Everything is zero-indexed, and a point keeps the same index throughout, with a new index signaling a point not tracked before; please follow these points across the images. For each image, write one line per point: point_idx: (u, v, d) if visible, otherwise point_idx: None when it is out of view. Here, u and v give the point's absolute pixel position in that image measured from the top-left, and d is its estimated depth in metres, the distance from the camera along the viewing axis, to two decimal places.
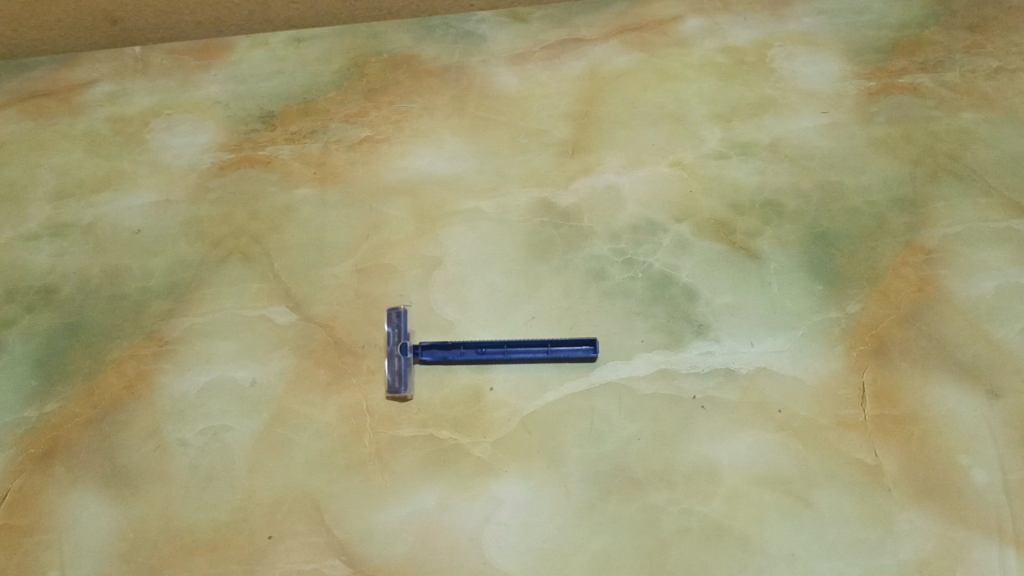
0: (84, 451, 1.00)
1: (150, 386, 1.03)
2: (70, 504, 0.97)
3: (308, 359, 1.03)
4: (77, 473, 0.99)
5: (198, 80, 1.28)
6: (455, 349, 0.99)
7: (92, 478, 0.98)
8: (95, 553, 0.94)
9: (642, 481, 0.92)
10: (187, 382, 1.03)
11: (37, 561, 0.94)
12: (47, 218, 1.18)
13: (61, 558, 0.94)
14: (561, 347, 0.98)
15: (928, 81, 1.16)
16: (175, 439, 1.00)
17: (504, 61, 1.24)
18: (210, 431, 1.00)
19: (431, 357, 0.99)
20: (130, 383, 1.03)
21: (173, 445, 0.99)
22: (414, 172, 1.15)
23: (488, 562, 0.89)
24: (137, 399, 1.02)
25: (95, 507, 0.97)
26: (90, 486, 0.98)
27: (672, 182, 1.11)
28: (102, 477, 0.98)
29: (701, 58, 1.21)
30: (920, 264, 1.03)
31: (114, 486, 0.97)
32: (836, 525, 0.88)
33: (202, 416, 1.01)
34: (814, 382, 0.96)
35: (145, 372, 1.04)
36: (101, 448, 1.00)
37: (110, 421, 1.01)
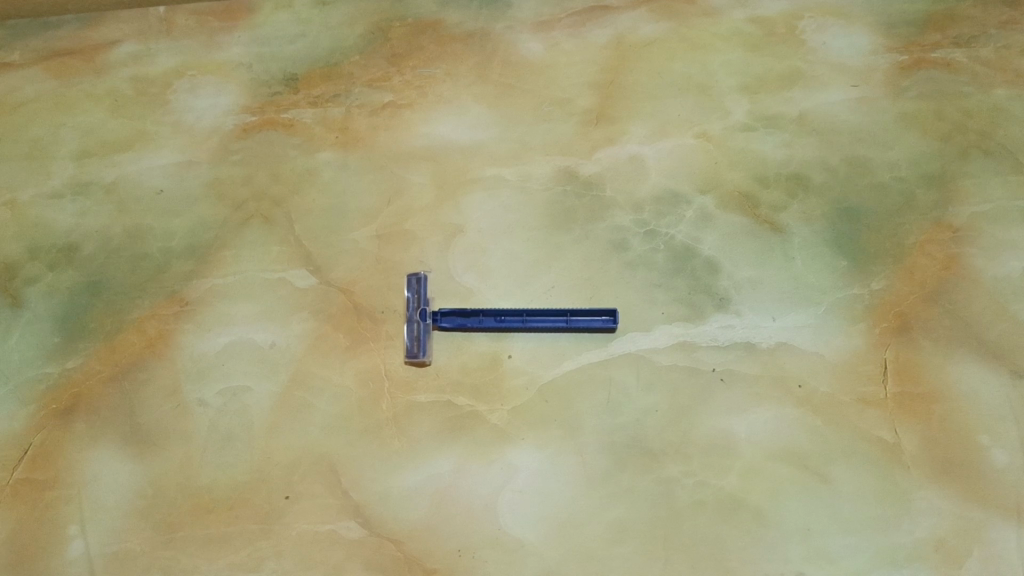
0: (105, 409, 1.00)
1: (171, 346, 1.04)
2: (90, 460, 0.98)
3: (327, 323, 1.03)
4: (98, 429, 0.99)
5: (221, 41, 1.27)
6: (474, 317, 0.98)
7: (113, 436, 0.99)
8: (115, 508, 0.95)
9: (658, 453, 0.92)
10: (207, 344, 1.03)
11: (57, 515, 0.95)
12: (71, 177, 1.19)
13: (81, 512, 0.95)
14: (580, 317, 0.97)
15: (962, 57, 1.13)
16: (195, 400, 1.00)
17: (529, 28, 1.22)
18: (229, 392, 1.00)
19: (449, 325, 0.98)
20: (151, 342, 1.04)
21: (192, 406, 1.00)
22: (436, 138, 1.15)
23: (503, 529, 0.90)
24: (158, 359, 1.03)
25: (115, 464, 0.98)
26: (110, 443, 0.99)
27: (696, 153, 1.10)
28: (123, 434, 0.99)
29: (730, 28, 1.19)
30: (946, 242, 1.01)
31: (134, 444, 0.98)
32: (853, 502, 0.88)
33: (222, 377, 1.01)
34: (835, 359, 0.95)
35: (166, 332, 1.05)
36: (122, 407, 1.00)
37: (132, 380, 1.02)
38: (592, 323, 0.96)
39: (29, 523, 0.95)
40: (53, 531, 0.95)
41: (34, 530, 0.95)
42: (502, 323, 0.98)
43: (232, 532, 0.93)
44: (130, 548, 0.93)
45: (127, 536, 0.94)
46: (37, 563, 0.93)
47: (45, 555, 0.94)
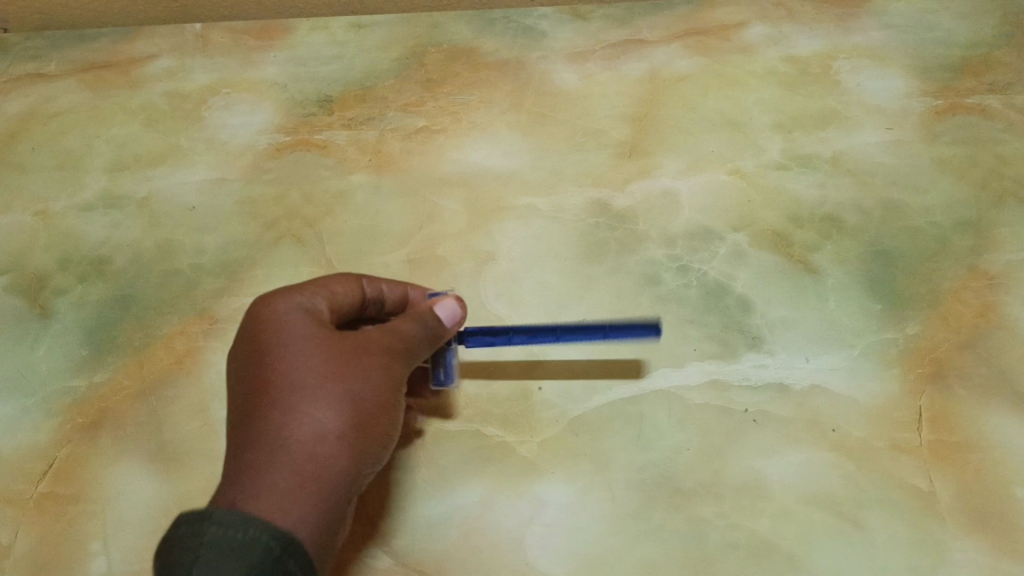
0: (305, 300, 0.89)
1: (347, 296, 0.93)
2: (391, 335, 0.88)
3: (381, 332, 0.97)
4: (298, 301, 0.89)
5: (257, 61, 1.33)
6: (502, 336, 0.96)
7: (393, 342, 0.88)
8: (285, 323, 0.87)
9: (689, 493, 0.89)
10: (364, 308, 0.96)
11: (364, 361, 0.85)
12: (103, 190, 1.20)
13: (357, 349, 0.86)
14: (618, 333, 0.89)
15: (996, 103, 1.19)
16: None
17: (564, 59, 1.30)
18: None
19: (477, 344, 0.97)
20: (454, 319, 0.91)
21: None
22: (471, 165, 1.18)
23: (531, 564, 0.86)
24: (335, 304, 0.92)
25: (284, 324, 0.86)
26: (387, 345, 0.87)
27: (729, 189, 1.12)
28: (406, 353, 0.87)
29: (764, 65, 1.26)
30: (982, 289, 1.02)
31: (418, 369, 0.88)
32: (887, 550, 0.84)
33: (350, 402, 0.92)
34: (870, 403, 0.93)
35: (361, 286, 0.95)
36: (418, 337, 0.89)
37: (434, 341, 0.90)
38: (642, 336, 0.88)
39: (332, 356, 0.84)
40: (356, 363, 0.85)
41: (318, 342, 0.85)
42: (534, 340, 0.96)
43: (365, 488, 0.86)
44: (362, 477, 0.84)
45: (367, 457, 0.84)
46: (342, 393, 0.83)
47: (350, 404, 0.83)
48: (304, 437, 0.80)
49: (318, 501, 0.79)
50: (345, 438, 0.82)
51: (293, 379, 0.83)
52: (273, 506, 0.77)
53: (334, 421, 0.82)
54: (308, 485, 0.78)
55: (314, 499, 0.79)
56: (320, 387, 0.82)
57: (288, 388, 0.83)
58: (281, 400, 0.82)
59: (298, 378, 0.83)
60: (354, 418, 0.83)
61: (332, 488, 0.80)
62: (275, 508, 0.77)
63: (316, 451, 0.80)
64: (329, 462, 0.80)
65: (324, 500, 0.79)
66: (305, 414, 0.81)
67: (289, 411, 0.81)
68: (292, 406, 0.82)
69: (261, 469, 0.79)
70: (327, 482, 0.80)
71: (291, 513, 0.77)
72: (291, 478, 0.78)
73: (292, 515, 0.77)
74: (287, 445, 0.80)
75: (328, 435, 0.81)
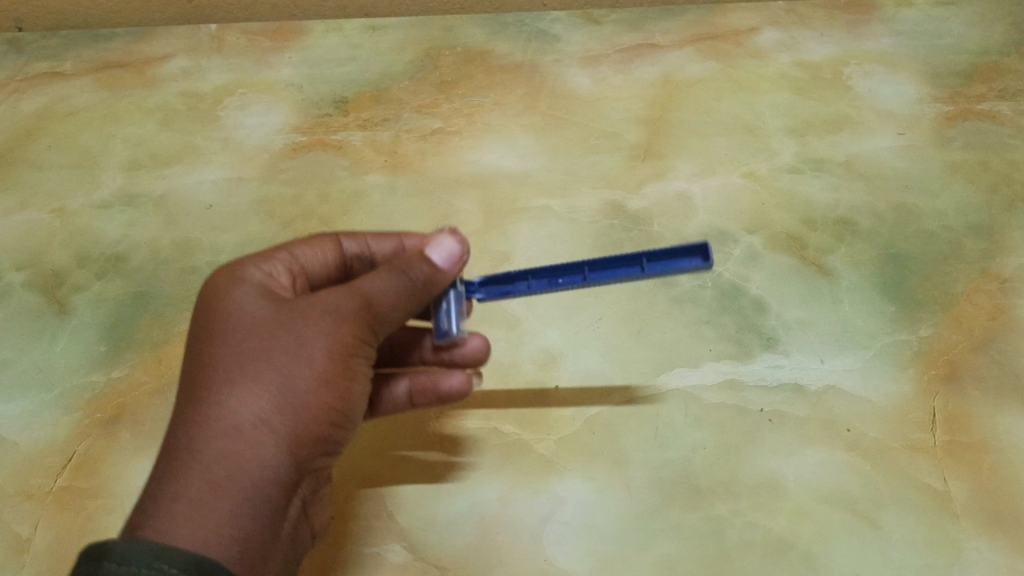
0: (259, 265, 0.79)
1: (318, 258, 0.85)
2: (359, 292, 0.74)
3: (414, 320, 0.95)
4: (245, 267, 0.78)
5: (272, 62, 1.34)
6: (519, 283, 0.82)
7: (350, 300, 0.74)
8: (222, 288, 0.76)
9: (706, 491, 0.89)
10: (348, 267, 0.88)
11: (302, 330, 0.72)
12: (120, 188, 1.21)
13: (297, 313, 0.73)
14: (658, 263, 0.76)
15: (1006, 109, 1.20)
16: (387, 411, 0.90)
17: (577, 63, 1.31)
18: (411, 383, 0.88)
19: (488, 295, 0.85)
20: (451, 258, 0.77)
21: (383, 393, 0.88)
22: (486, 166, 1.19)
23: (550, 561, 0.86)
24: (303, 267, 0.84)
25: (220, 288, 0.76)
26: (334, 305, 0.73)
27: (743, 192, 1.13)
28: (374, 312, 0.74)
29: (776, 70, 1.27)
30: (994, 292, 1.02)
31: (391, 326, 0.77)
32: (903, 549, 0.85)
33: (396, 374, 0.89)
34: (884, 404, 0.94)
35: (338, 245, 0.87)
36: (390, 290, 0.75)
37: (421, 295, 0.77)
38: (678, 263, 0.75)
39: (269, 324, 0.72)
40: (290, 335, 0.72)
41: (253, 308, 0.74)
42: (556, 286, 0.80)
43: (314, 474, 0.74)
44: (299, 471, 0.71)
45: (303, 448, 0.70)
46: (266, 375, 0.70)
47: (274, 389, 0.69)
48: (222, 432, 0.68)
49: (235, 505, 0.66)
50: (278, 425, 0.69)
51: (217, 357, 0.71)
52: (177, 528, 0.64)
53: (252, 411, 0.68)
54: (230, 491, 0.66)
55: (235, 507, 0.66)
56: (247, 364, 0.70)
57: (208, 371, 0.70)
58: (198, 387, 0.70)
59: (220, 357, 0.71)
60: (283, 403, 0.69)
61: (258, 487, 0.68)
62: (179, 530, 0.64)
63: (234, 450, 0.67)
64: (255, 458, 0.68)
65: (251, 506, 0.67)
66: (222, 405, 0.69)
67: (207, 400, 0.69)
68: (208, 393, 0.69)
69: (171, 477, 0.66)
70: (250, 485, 0.67)
71: (201, 530, 0.64)
72: (205, 486, 0.66)
73: (202, 530, 0.64)
74: (199, 447, 0.67)
75: (255, 425, 0.68)
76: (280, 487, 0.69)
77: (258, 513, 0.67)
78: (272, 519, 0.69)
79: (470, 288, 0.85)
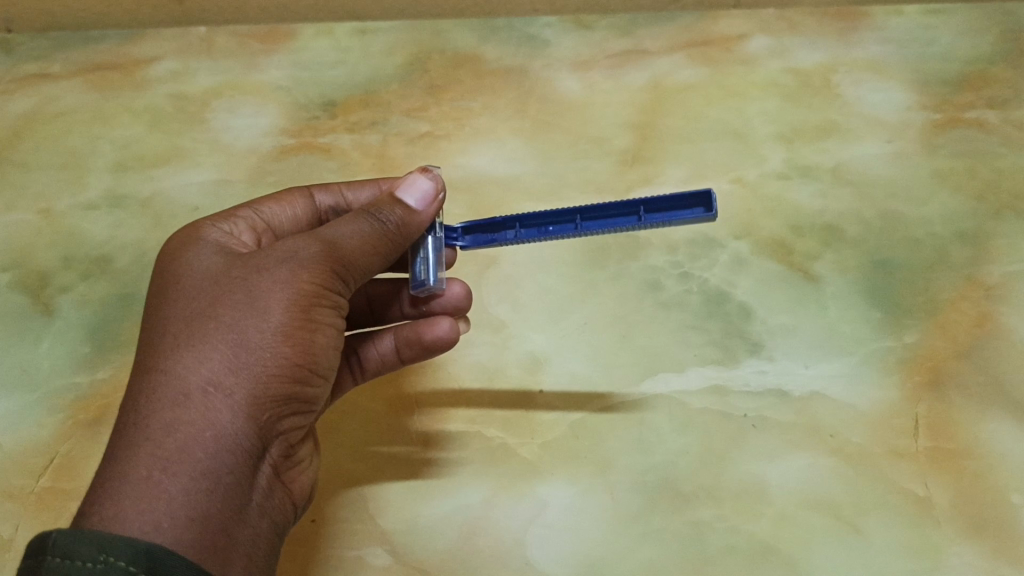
0: (220, 223, 0.84)
1: (287, 213, 0.91)
2: (315, 239, 0.76)
3: (399, 286, 0.98)
4: (205, 229, 0.82)
5: (262, 64, 1.33)
6: (507, 232, 0.84)
7: (306, 248, 0.75)
8: (180, 254, 0.79)
9: (689, 496, 0.89)
10: (323, 220, 0.93)
11: (256, 284, 0.73)
12: (108, 189, 1.21)
13: (252, 268, 0.74)
14: (654, 213, 0.75)
15: (994, 118, 1.20)
16: (375, 367, 0.92)
17: (567, 67, 1.31)
18: (397, 337, 0.90)
19: (472, 242, 0.88)
20: (425, 199, 0.81)
21: (370, 348, 0.91)
22: (474, 170, 1.19)
23: (532, 564, 0.86)
24: (269, 222, 0.89)
25: (177, 258, 0.78)
26: (290, 255, 0.75)
27: (730, 198, 1.13)
28: (330, 259, 0.75)
29: (766, 77, 1.27)
30: (979, 299, 1.02)
31: (354, 274, 0.78)
32: (884, 554, 0.85)
33: (382, 330, 0.91)
34: (869, 410, 0.94)
35: (310, 198, 0.93)
36: (352, 233, 0.77)
37: (391, 236, 0.79)
38: (676, 213, 0.73)
39: (224, 285, 0.73)
40: (244, 292, 0.72)
41: (208, 271, 0.75)
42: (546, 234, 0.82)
43: (279, 438, 0.73)
44: (258, 434, 0.69)
45: (262, 409, 0.70)
46: (217, 337, 0.70)
47: (226, 348, 0.69)
48: (173, 398, 0.67)
49: (189, 475, 0.65)
50: (230, 387, 0.68)
51: (171, 325, 0.71)
52: (125, 510, 0.62)
53: (203, 374, 0.68)
54: (182, 463, 0.65)
55: (188, 477, 0.65)
56: (200, 327, 0.71)
57: (162, 339, 0.71)
58: (151, 356, 0.70)
59: (173, 325, 0.71)
60: (237, 362, 0.69)
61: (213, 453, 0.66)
62: (127, 511, 0.62)
63: (185, 416, 0.66)
64: (207, 422, 0.67)
65: (207, 476, 0.65)
66: (173, 370, 0.68)
67: (160, 368, 0.69)
68: (159, 365, 0.69)
69: (122, 452, 0.65)
70: (205, 452, 0.66)
71: (152, 510, 0.62)
72: (155, 459, 0.65)
73: (152, 511, 0.62)
74: (150, 418, 0.66)
75: (207, 387, 0.68)
76: (237, 452, 0.68)
77: (215, 484, 0.66)
78: (232, 487, 0.67)
79: (452, 236, 0.89)
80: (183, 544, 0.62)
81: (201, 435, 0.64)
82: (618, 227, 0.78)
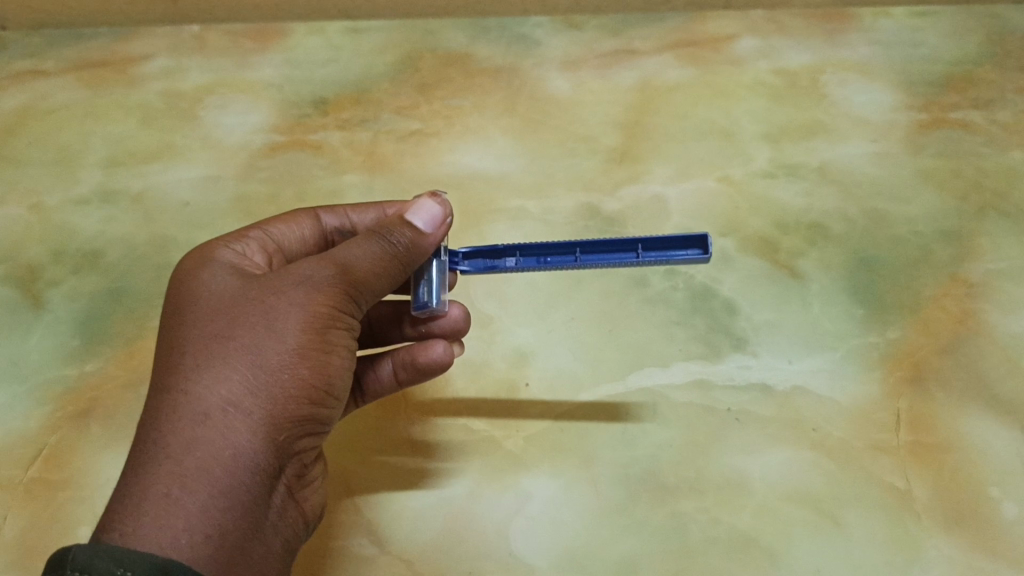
0: (233, 243, 0.82)
1: (295, 234, 0.89)
2: (332, 259, 0.75)
3: (399, 307, 0.97)
4: (218, 248, 0.80)
5: (254, 62, 1.34)
6: (507, 259, 0.84)
7: (322, 269, 0.74)
8: (193, 274, 0.77)
9: (672, 488, 0.90)
10: (330, 241, 0.92)
11: (273, 305, 0.71)
12: (98, 185, 1.22)
13: (268, 289, 0.73)
14: (656, 250, 0.78)
15: (979, 119, 1.22)
16: (375, 391, 0.91)
17: (557, 67, 1.32)
18: (395, 361, 0.88)
19: (471, 268, 0.86)
20: (433, 222, 0.78)
21: (370, 373, 0.89)
22: (463, 168, 1.20)
23: (515, 555, 0.87)
24: (279, 242, 0.88)
25: (190, 276, 0.76)
26: (305, 277, 0.73)
27: (716, 196, 1.14)
28: (346, 280, 0.74)
29: (754, 77, 1.28)
30: (962, 296, 1.04)
31: (369, 295, 0.76)
32: (863, 546, 0.86)
33: (381, 355, 0.89)
34: (851, 405, 0.95)
35: (317, 220, 0.91)
36: (367, 254, 0.76)
37: (404, 259, 0.78)
38: (674, 254, 0.77)
39: (240, 303, 0.72)
40: (260, 313, 0.71)
41: (223, 290, 0.74)
42: (545, 265, 0.83)
43: (294, 459, 0.72)
44: (275, 455, 0.68)
45: (279, 429, 0.68)
46: (234, 357, 0.68)
47: (245, 368, 0.68)
48: (191, 419, 0.66)
49: (206, 496, 0.63)
50: (248, 407, 0.67)
51: (187, 343, 0.70)
52: (144, 528, 0.61)
53: (221, 393, 0.67)
54: (201, 483, 0.63)
55: (206, 498, 0.63)
56: (217, 347, 0.69)
57: (178, 357, 0.69)
58: (168, 374, 0.69)
59: (189, 344, 0.70)
60: (255, 383, 0.68)
61: (230, 474, 0.65)
62: (146, 530, 0.60)
63: (204, 436, 0.65)
64: (225, 444, 0.65)
65: (224, 497, 0.64)
66: (191, 391, 0.67)
67: (178, 387, 0.68)
68: (175, 384, 0.68)
69: (140, 471, 0.64)
70: (223, 472, 0.64)
71: (169, 530, 0.61)
72: (172, 480, 0.63)
73: (171, 529, 0.61)
74: (167, 438, 0.65)
75: (227, 407, 0.66)
76: (255, 473, 0.66)
77: (233, 505, 0.64)
78: (248, 508, 0.66)
79: (453, 260, 0.87)
80: (202, 565, 0.61)
81: (215, 454, 0.63)
82: (617, 262, 0.79)
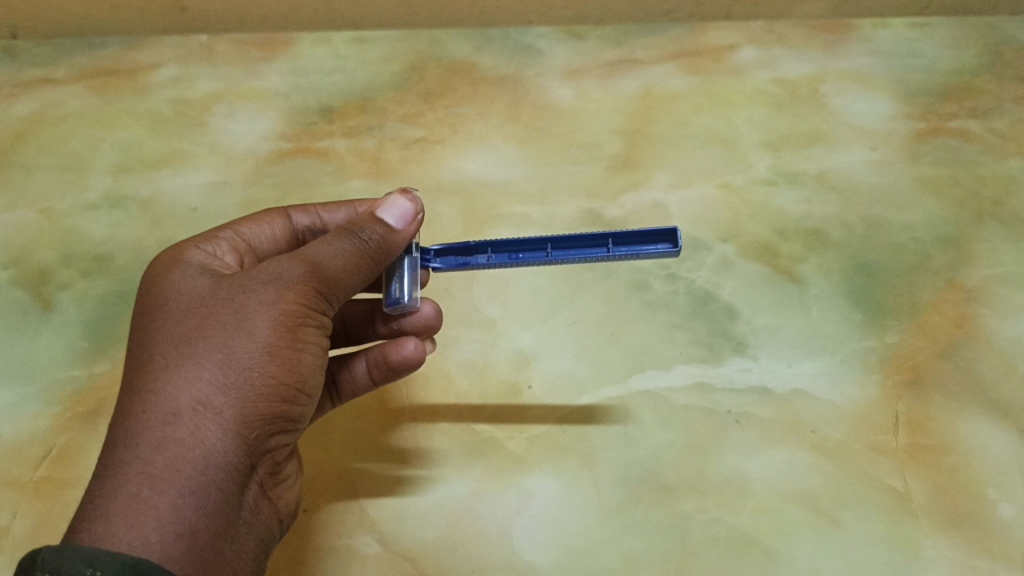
0: (203, 244, 0.84)
1: (266, 233, 0.91)
2: (302, 258, 0.76)
3: (375, 304, 0.98)
4: (189, 250, 0.81)
5: (261, 71, 1.36)
6: (478, 255, 0.86)
7: (293, 268, 0.75)
8: (164, 276, 0.78)
9: (672, 488, 0.91)
10: (301, 239, 0.94)
11: (244, 304, 0.73)
12: (108, 190, 1.23)
13: (238, 288, 0.74)
14: (625, 244, 0.80)
15: (977, 127, 1.23)
16: (351, 389, 0.92)
17: (560, 76, 1.33)
18: (368, 359, 0.90)
19: (443, 265, 0.88)
20: (405, 218, 0.82)
21: (345, 372, 0.91)
22: (467, 174, 1.22)
23: (517, 552, 0.88)
24: (250, 242, 0.90)
25: (163, 279, 0.77)
26: (275, 275, 0.75)
27: (717, 203, 1.16)
28: (316, 278, 0.75)
29: (754, 87, 1.30)
30: (960, 301, 1.05)
31: (340, 293, 0.78)
32: (862, 546, 0.87)
33: (354, 353, 0.91)
34: (849, 408, 0.96)
35: (287, 218, 0.93)
36: (338, 253, 0.77)
37: (373, 255, 0.79)
38: (643, 249, 0.79)
39: (211, 304, 0.73)
40: (231, 312, 0.72)
41: (195, 291, 0.75)
42: (515, 261, 0.84)
43: (266, 456, 0.73)
44: (247, 452, 0.69)
45: (250, 426, 0.69)
46: (205, 356, 0.69)
47: (216, 367, 0.69)
48: (162, 418, 0.67)
49: (177, 494, 0.64)
50: (218, 405, 0.68)
51: (159, 344, 0.71)
52: (115, 528, 0.61)
53: (192, 392, 0.68)
54: (172, 482, 0.64)
55: (177, 495, 0.64)
56: (189, 347, 0.70)
57: (149, 358, 0.70)
58: (139, 375, 0.70)
59: (160, 344, 0.71)
60: (226, 382, 0.69)
61: (201, 471, 0.66)
62: (118, 528, 0.61)
63: (174, 435, 0.66)
64: (196, 442, 0.66)
65: (195, 494, 0.65)
66: (162, 391, 0.68)
67: (149, 388, 0.69)
68: (147, 384, 0.69)
69: (111, 472, 0.65)
70: (194, 470, 0.65)
71: (141, 527, 0.62)
72: (144, 478, 0.64)
73: (142, 528, 0.62)
74: (138, 438, 0.66)
75: (197, 406, 0.67)
76: (227, 470, 0.67)
77: (205, 502, 0.65)
78: (220, 504, 0.67)
79: (425, 258, 0.88)
80: (172, 562, 0.62)
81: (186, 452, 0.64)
82: (585, 258, 0.81)
